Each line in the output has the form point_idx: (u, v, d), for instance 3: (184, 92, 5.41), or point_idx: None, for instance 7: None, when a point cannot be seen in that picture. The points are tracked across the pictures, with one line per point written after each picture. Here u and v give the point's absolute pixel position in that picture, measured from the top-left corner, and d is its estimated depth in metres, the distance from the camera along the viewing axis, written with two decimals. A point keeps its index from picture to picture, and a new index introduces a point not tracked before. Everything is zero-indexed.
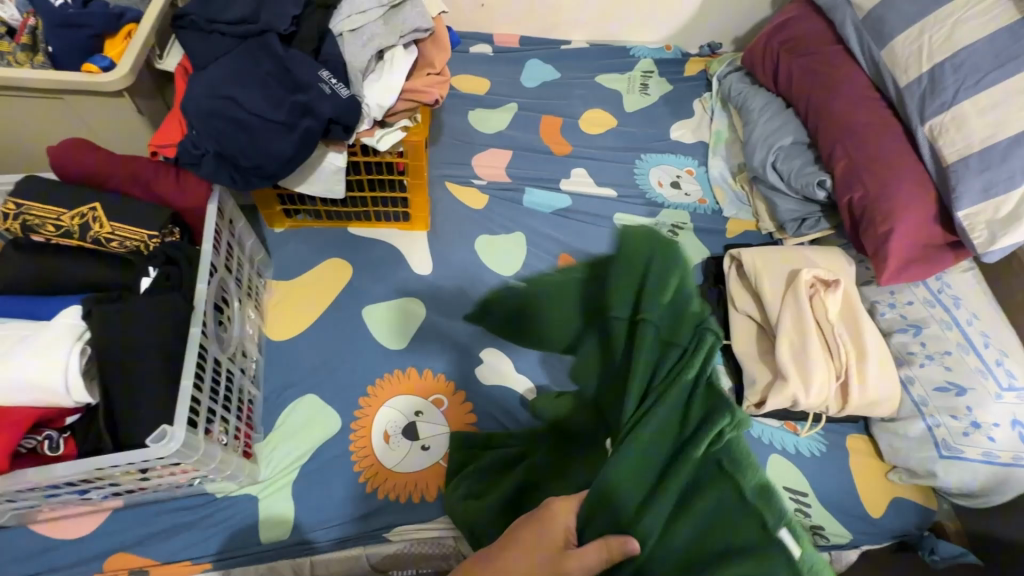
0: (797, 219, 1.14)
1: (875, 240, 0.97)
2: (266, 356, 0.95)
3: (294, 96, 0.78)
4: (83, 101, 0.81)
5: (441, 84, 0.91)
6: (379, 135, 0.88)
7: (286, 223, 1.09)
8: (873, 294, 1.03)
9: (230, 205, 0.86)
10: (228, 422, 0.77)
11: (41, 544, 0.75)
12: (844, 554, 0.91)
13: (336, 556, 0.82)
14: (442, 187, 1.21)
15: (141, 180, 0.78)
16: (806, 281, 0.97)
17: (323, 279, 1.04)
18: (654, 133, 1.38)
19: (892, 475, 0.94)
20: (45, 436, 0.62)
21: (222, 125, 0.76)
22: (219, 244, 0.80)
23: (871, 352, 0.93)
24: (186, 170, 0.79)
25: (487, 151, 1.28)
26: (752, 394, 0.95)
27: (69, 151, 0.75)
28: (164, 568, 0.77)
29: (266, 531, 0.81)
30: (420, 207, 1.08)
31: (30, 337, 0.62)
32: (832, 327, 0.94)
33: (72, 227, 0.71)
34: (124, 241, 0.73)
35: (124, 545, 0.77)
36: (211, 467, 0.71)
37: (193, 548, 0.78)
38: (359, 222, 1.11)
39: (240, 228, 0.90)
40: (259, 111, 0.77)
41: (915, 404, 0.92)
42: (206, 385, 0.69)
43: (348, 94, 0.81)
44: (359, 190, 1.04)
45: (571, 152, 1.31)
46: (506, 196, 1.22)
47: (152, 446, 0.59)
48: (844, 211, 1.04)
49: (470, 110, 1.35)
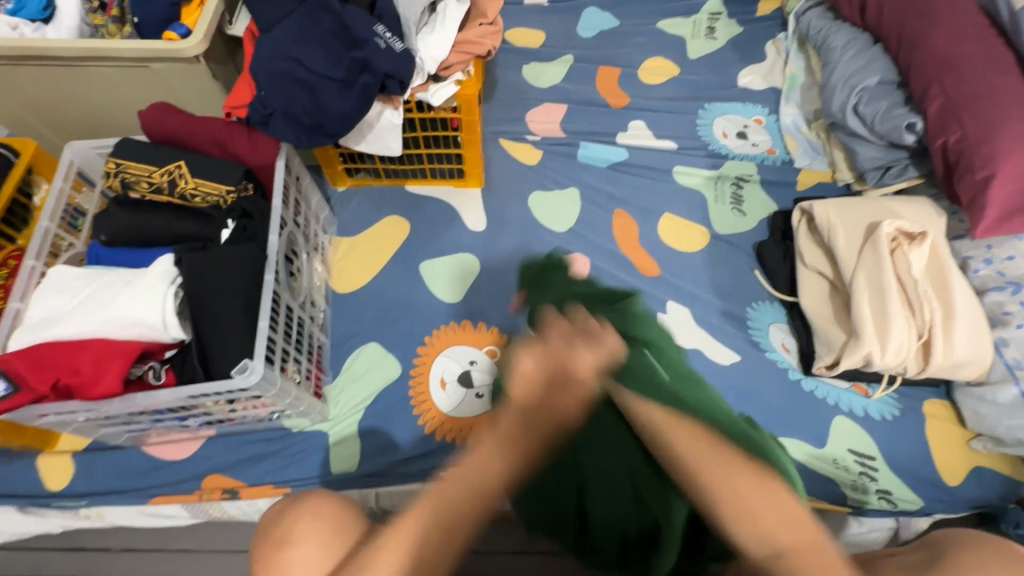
0: (880, 167, 1.05)
1: (972, 187, 0.88)
2: (332, 307, 1.02)
3: (352, 53, 0.80)
4: (169, 68, 0.88)
5: (494, 34, 0.90)
6: (432, 90, 0.89)
7: (348, 182, 1.14)
8: (966, 249, 0.93)
9: (296, 162, 0.91)
10: (301, 364, 0.84)
11: (152, 463, 0.87)
12: (913, 521, 0.85)
13: (399, 489, 0.88)
14: (496, 143, 1.21)
15: (218, 140, 0.83)
16: (887, 234, 0.89)
17: (382, 234, 1.09)
18: (720, 80, 1.30)
19: (975, 443, 0.87)
20: (150, 366, 0.70)
21: (290, 87, 0.81)
22: (287, 199, 0.86)
23: (961, 311, 0.84)
24: (256, 129, 0.83)
25: (542, 106, 1.26)
26: (826, 354, 0.89)
27: (156, 114, 0.82)
28: (251, 489, 0.86)
29: (338, 462, 0.88)
30: (473, 163, 1.10)
31: (134, 281, 0.70)
32: (915, 283, 0.86)
33: (162, 184, 0.79)
34: (206, 196, 0.79)
35: (218, 468, 0.87)
36: (287, 402, 0.78)
37: (275, 474, 0.87)
38: (416, 179, 1.14)
39: (306, 185, 0.96)
40: (323, 70, 0.81)
41: (1007, 368, 0.84)
42: (280, 328, 0.76)
43: (403, 48, 0.81)
44: (415, 147, 1.06)
45: (629, 104, 1.27)
46: (560, 151, 1.20)
47: (236, 377, 0.65)
48: (937, 156, 0.94)
49: (525, 64, 1.33)
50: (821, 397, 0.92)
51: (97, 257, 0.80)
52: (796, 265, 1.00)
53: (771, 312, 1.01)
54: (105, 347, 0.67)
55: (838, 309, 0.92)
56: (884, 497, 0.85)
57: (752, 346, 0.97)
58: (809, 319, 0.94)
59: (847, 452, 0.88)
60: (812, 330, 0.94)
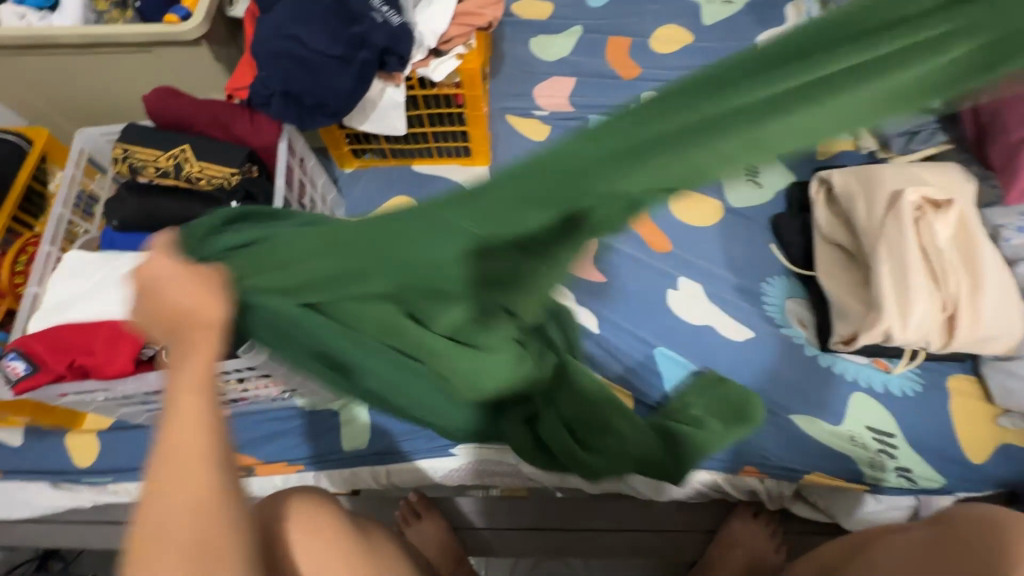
0: (906, 133, 1.01)
1: (1004, 151, 0.83)
2: None
3: (351, 29, 0.80)
4: (173, 53, 0.89)
5: (494, 4, 0.89)
6: (433, 65, 0.87)
7: (355, 162, 1.13)
8: (997, 217, 0.88)
9: (299, 143, 0.91)
10: None
11: None
12: (935, 500, 0.83)
13: (409, 467, 0.89)
14: (503, 120, 1.19)
15: (220, 122, 0.83)
16: (910, 203, 0.85)
17: None
18: (736, 46, 1.24)
19: (1003, 420, 0.84)
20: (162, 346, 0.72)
21: (289, 65, 0.81)
22: (292, 181, 0.86)
23: (990, 283, 0.80)
24: (258, 111, 0.83)
25: (550, 80, 1.23)
26: (842, 329, 0.86)
27: (160, 97, 0.82)
28: (266, 466, 0.88)
29: (348, 440, 0.89)
30: (480, 140, 1.08)
31: None
32: (940, 253, 0.82)
33: (168, 167, 0.80)
34: (211, 179, 0.80)
35: (234, 446, 0.89)
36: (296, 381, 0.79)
37: (288, 451, 0.89)
38: (422, 159, 1.13)
39: (311, 166, 0.96)
40: (323, 48, 0.80)
41: None
42: None
43: (400, 21, 0.80)
44: (420, 126, 1.04)
45: (640, 75, 1.23)
46: (569, 126, 1.17)
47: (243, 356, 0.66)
48: (969, 120, 0.89)
49: (533, 38, 1.29)
50: (839, 373, 0.89)
51: (110, 241, 0.82)
52: (814, 237, 0.96)
53: (785, 287, 0.98)
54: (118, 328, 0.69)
55: (857, 282, 0.88)
56: (904, 474, 0.83)
57: (767, 321, 0.94)
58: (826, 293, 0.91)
59: (865, 429, 0.86)
60: (829, 304, 0.90)
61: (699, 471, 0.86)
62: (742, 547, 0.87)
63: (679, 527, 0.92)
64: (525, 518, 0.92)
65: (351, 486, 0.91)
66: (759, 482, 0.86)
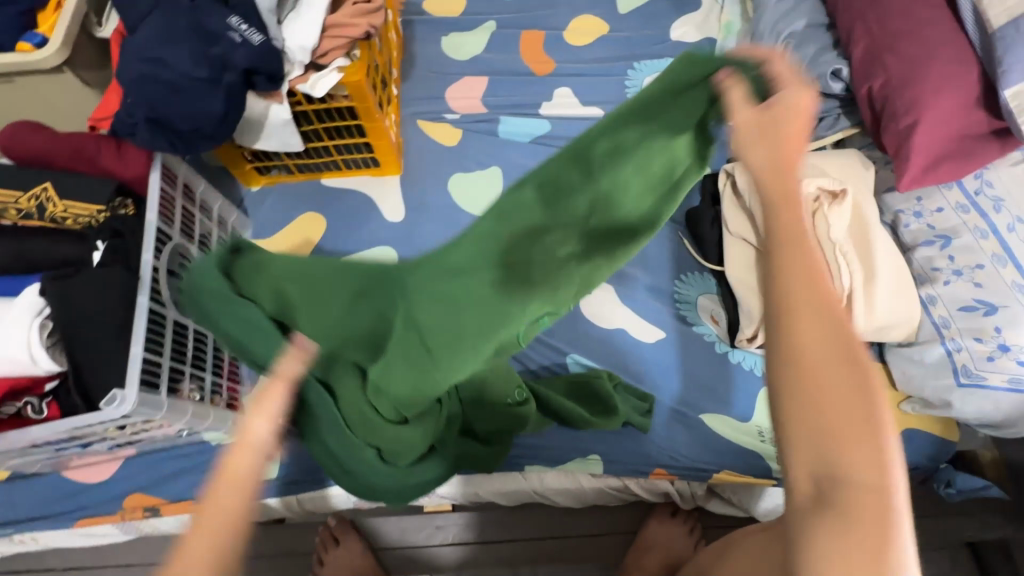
0: (813, 119, 0.98)
1: (896, 137, 0.81)
2: None
3: (209, 50, 0.75)
4: (36, 80, 0.83)
5: (371, 13, 0.85)
6: (312, 80, 0.84)
7: (262, 180, 1.09)
8: (897, 202, 0.87)
9: (182, 167, 0.86)
10: (202, 380, 0.82)
11: (72, 487, 0.87)
12: None
13: (321, 495, 0.87)
14: (414, 126, 1.15)
15: (84, 156, 0.78)
16: (807, 194, 0.84)
17: (296, 234, 1.05)
18: (651, 34, 1.20)
19: (905, 406, 0.84)
20: (27, 402, 0.69)
21: (155, 90, 0.74)
22: (171, 211, 0.82)
23: (883, 272, 0.81)
24: (125, 142, 0.79)
25: (462, 80, 1.18)
26: (748, 326, 0.86)
27: (15, 133, 0.78)
28: (172, 506, 0.87)
29: (255, 472, 0.88)
30: (385, 151, 1.04)
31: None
32: (835, 245, 0.82)
33: (30, 209, 0.76)
34: (79, 217, 0.77)
35: (138, 487, 0.87)
36: (186, 421, 0.77)
37: (195, 488, 0.87)
38: (331, 172, 1.09)
39: (203, 190, 0.91)
40: (188, 70, 0.74)
41: (935, 327, 0.80)
42: (167, 348, 0.74)
43: (261, 39, 0.77)
44: (318, 140, 1.00)
45: (554, 70, 1.18)
46: (481, 129, 1.14)
47: (105, 408, 0.65)
48: (863, 103, 0.88)
49: (444, 36, 1.24)
50: (748, 369, 0.89)
51: None
52: (721, 232, 0.96)
53: (701, 283, 0.98)
54: None
55: (762, 277, 0.88)
56: None
57: (680, 320, 0.93)
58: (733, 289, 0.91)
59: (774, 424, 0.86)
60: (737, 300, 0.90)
61: (612, 477, 0.85)
62: (658, 547, 0.87)
63: (599, 530, 0.93)
64: (448, 532, 0.92)
65: (267, 517, 0.90)
66: (671, 484, 0.86)
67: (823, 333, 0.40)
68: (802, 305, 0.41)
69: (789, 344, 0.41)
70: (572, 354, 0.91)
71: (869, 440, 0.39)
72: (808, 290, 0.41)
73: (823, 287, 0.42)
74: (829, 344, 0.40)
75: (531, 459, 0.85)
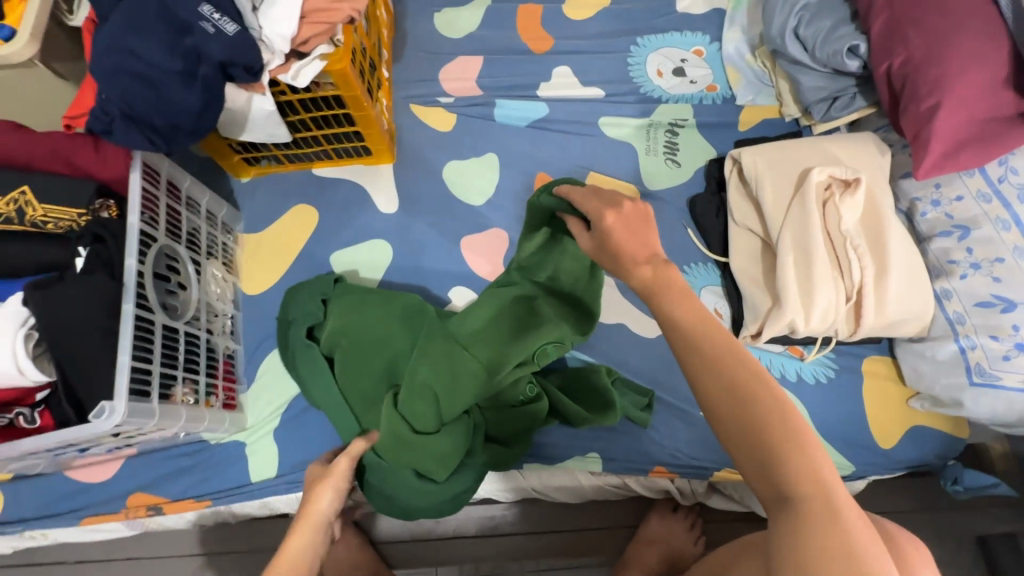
0: (826, 99, 0.93)
1: (914, 121, 0.76)
2: (244, 311, 0.98)
3: (181, 40, 0.71)
4: (9, 76, 0.80)
5: None
6: (294, 70, 0.79)
7: (251, 171, 1.06)
8: (913, 189, 0.83)
9: (164, 164, 0.83)
10: (195, 382, 0.81)
11: (76, 486, 0.88)
12: (847, 486, 0.83)
13: None
14: (406, 110, 1.09)
15: (62, 157, 0.76)
16: (817, 183, 0.80)
17: (288, 228, 1.02)
18: (656, 6, 1.13)
19: (914, 402, 0.82)
20: (18, 413, 0.68)
21: (126, 83, 0.71)
22: (155, 210, 0.80)
23: (896, 266, 0.77)
24: (101, 139, 0.76)
25: (455, 61, 1.12)
26: (752, 322, 0.83)
27: None
28: (173, 504, 0.87)
29: (255, 471, 0.88)
30: (377, 139, 1.00)
31: None
32: (845, 237, 0.78)
33: (8, 214, 0.73)
34: (58, 222, 0.75)
35: (140, 486, 0.87)
36: (181, 425, 0.76)
37: (196, 487, 0.87)
38: (322, 162, 1.05)
39: (188, 186, 0.89)
40: (162, 63, 0.70)
41: (949, 323, 0.77)
42: (156, 353, 0.73)
43: (236, 29, 0.72)
44: (306, 130, 0.96)
45: (552, 47, 1.12)
46: (476, 112, 1.09)
47: (96, 420, 0.64)
48: (882, 84, 0.82)
49: (436, 12, 1.17)
50: None
51: None
52: (727, 221, 0.92)
53: (706, 275, 0.93)
54: None
55: (767, 269, 0.85)
56: None
57: None
58: (738, 282, 0.87)
59: None
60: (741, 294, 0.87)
61: (611, 475, 0.84)
62: (659, 543, 0.88)
63: (598, 524, 0.93)
64: (448, 527, 0.92)
65: (269, 513, 0.91)
66: (671, 481, 0.85)
67: (720, 366, 0.47)
68: (700, 347, 0.47)
69: (698, 384, 0.48)
70: (571, 350, 0.88)
71: (793, 448, 0.45)
72: (707, 333, 0.48)
73: (714, 327, 0.48)
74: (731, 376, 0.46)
75: (529, 458, 0.85)
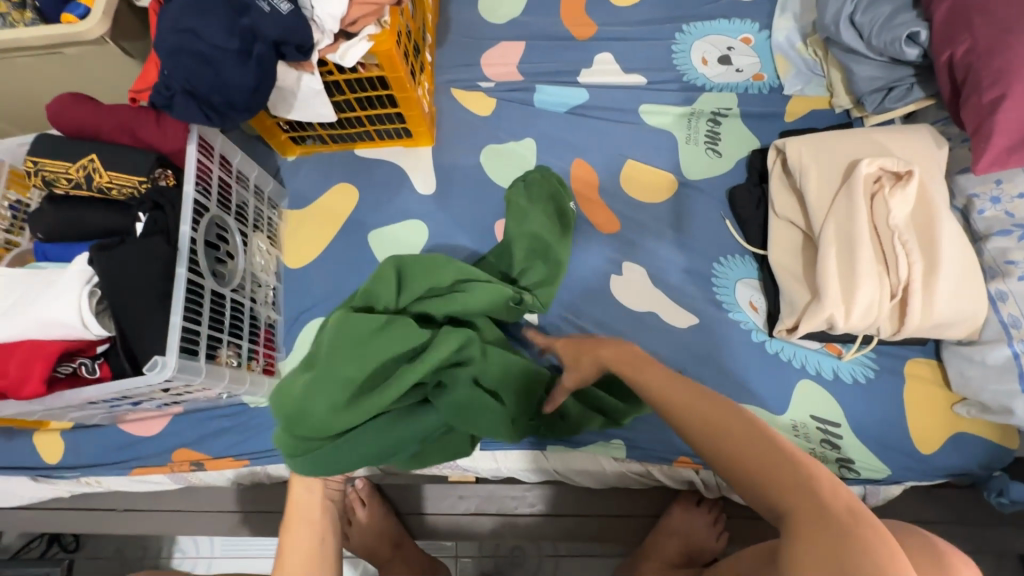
0: (880, 89, 0.89)
1: (976, 112, 0.73)
2: (285, 284, 1.02)
3: (239, 20, 0.74)
4: (83, 52, 0.85)
5: None
6: (342, 51, 0.82)
7: (297, 150, 1.10)
8: (971, 185, 0.79)
9: (219, 137, 0.86)
10: (239, 346, 0.86)
11: (127, 439, 0.94)
12: (880, 489, 0.81)
13: None
14: (447, 94, 1.11)
15: (127, 128, 0.81)
16: (866, 175, 0.77)
17: (329, 205, 1.06)
18: None
19: (959, 408, 0.79)
20: (80, 363, 0.74)
21: (188, 62, 0.75)
22: (208, 182, 0.84)
23: (948, 265, 0.73)
24: (163, 112, 0.80)
25: (497, 46, 1.13)
26: (787, 316, 0.81)
27: (62, 105, 0.81)
28: (215, 462, 0.93)
29: None
30: (418, 122, 1.02)
31: (54, 282, 0.73)
32: (893, 232, 0.75)
33: (79, 179, 0.79)
34: (122, 188, 0.80)
35: (185, 443, 0.93)
36: (224, 385, 0.81)
37: (236, 447, 0.92)
38: (364, 143, 1.08)
39: (239, 161, 0.93)
40: (221, 42, 0.74)
41: (1002, 326, 0.73)
42: (205, 316, 0.77)
43: (290, 8, 0.76)
44: (351, 110, 0.99)
45: (595, 34, 1.11)
46: (516, 98, 1.09)
47: (150, 373, 0.68)
48: (942, 73, 0.78)
49: None
50: (786, 359, 0.85)
51: (43, 253, 0.82)
52: (768, 213, 0.90)
53: (741, 267, 0.92)
54: (32, 348, 0.70)
55: (808, 264, 0.83)
56: (846, 466, 0.79)
57: (716, 307, 0.89)
58: (776, 277, 0.85)
59: (809, 418, 0.81)
60: (779, 288, 0.85)
61: (634, 462, 0.84)
62: (681, 534, 0.88)
63: (620, 512, 0.92)
64: (469, 504, 0.94)
65: None
66: (696, 473, 0.84)
67: (696, 407, 0.55)
68: (669, 397, 0.58)
69: (674, 421, 0.57)
70: (599, 335, 0.89)
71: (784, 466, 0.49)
72: (667, 383, 0.59)
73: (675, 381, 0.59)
74: (711, 412, 0.54)
75: (553, 440, 0.86)
